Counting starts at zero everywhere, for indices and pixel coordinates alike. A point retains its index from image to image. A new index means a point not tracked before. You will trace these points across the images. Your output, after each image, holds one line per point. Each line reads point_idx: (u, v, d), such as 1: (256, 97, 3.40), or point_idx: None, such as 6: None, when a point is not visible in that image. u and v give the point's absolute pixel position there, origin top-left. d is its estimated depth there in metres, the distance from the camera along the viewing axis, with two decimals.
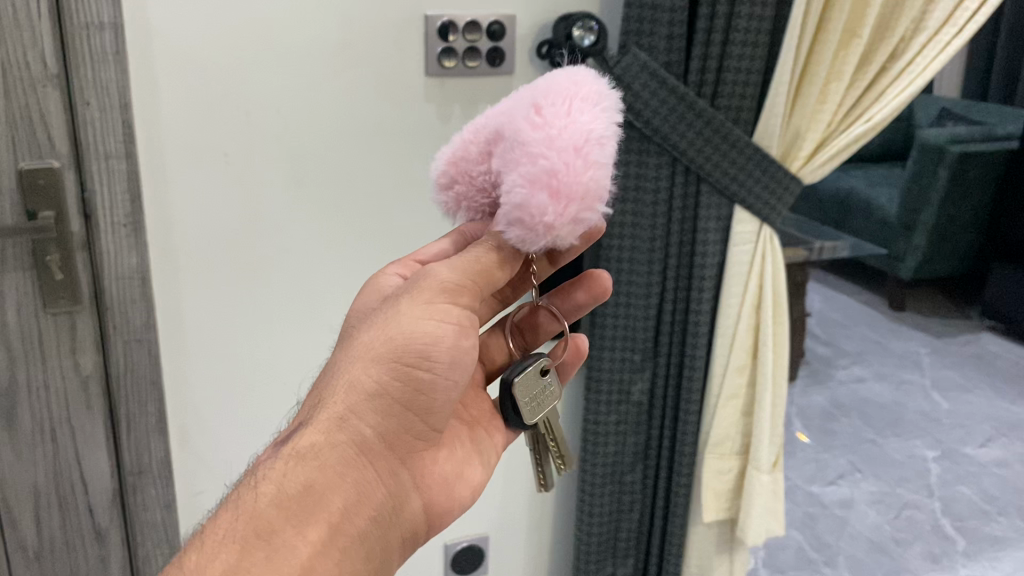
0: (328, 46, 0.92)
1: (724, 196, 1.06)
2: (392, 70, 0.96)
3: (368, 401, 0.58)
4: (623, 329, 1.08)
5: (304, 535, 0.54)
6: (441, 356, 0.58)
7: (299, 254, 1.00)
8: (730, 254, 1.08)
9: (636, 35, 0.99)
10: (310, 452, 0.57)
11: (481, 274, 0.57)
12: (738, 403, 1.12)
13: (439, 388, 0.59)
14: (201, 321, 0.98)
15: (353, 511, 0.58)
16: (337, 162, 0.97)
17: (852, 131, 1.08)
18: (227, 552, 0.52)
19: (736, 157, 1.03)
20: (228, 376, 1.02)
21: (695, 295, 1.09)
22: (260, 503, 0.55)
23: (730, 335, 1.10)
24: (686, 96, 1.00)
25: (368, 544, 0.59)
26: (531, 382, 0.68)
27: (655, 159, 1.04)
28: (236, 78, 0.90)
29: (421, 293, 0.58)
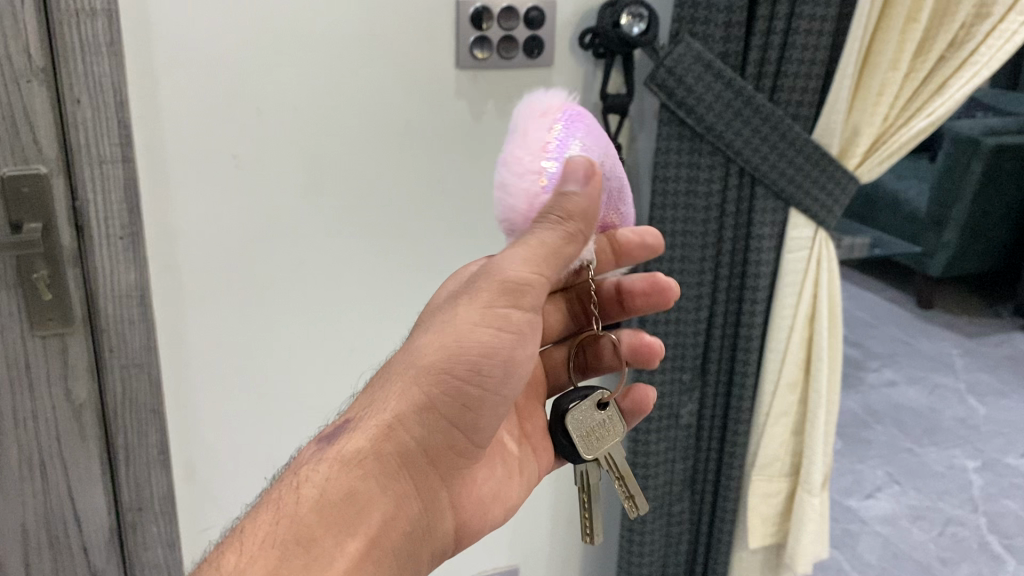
0: (351, 37, 0.82)
1: (781, 199, 0.95)
2: (423, 62, 0.85)
3: (418, 414, 0.57)
4: (670, 346, 0.99)
5: (343, 545, 0.52)
6: (495, 367, 0.56)
7: (328, 269, 0.90)
8: (784, 263, 0.97)
9: (691, 21, 0.88)
10: (355, 459, 0.55)
11: (540, 255, 0.53)
12: (789, 420, 1.03)
13: (487, 406, 0.58)
14: (214, 342, 0.89)
15: (393, 524, 0.56)
16: (357, 165, 0.87)
17: (913, 125, 0.96)
18: (267, 555, 0.49)
19: (795, 156, 0.92)
20: (244, 399, 0.92)
21: (746, 306, 0.99)
22: (301, 507, 0.52)
23: (782, 350, 0.99)
24: (742, 89, 0.89)
25: (400, 557, 0.56)
26: (587, 422, 0.60)
27: (708, 159, 0.93)
28: (250, 71, 0.80)
29: (477, 296, 0.56)
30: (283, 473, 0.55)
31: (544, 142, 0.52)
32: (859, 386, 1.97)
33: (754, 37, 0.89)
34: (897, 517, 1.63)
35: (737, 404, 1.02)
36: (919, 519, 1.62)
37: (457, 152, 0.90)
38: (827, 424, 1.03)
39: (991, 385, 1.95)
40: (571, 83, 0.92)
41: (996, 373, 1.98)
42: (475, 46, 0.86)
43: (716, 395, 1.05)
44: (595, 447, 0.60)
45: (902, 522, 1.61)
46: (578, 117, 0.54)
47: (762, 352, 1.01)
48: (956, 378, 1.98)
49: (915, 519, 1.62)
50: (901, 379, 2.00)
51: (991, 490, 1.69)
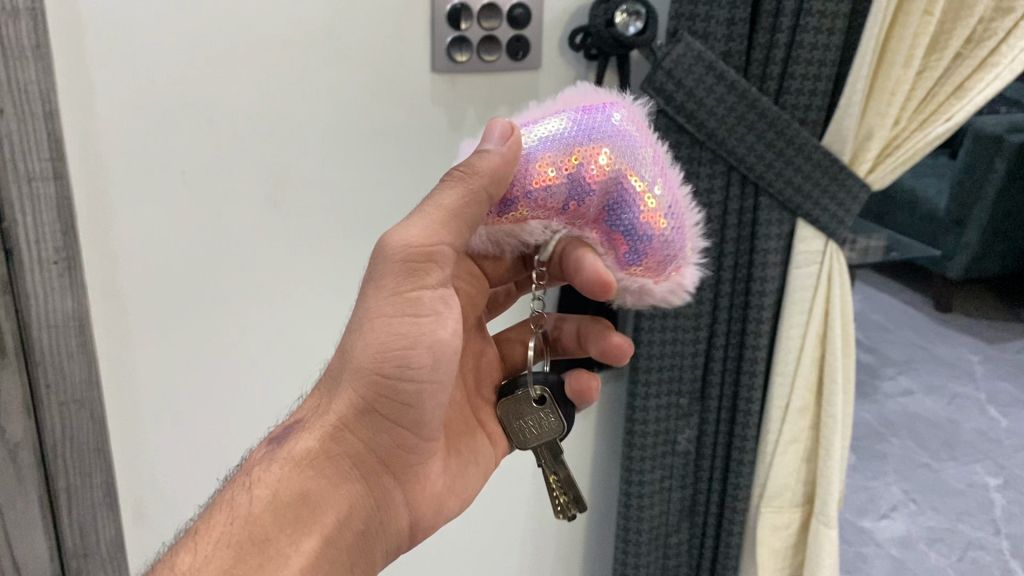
0: (312, 37, 0.73)
1: (787, 210, 0.82)
2: (392, 64, 0.77)
3: (362, 416, 0.56)
4: (666, 370, 0.86)
5: (297, 546, 0.52)
6: (423, 358, 0.54)
7: (290, 288, 0.83)
8: (791, 278, 0.84)
9: (691, 18, 0.77)
10: (305, 460, 0.55)
11: (445, 222, 0.51)
12: (800, 447, 0.89)
13: (425, 400, 0.56)
14: (167, 374, 0.81)
15: (347, 520, 0.56)
16: (319, 176, 0.79)
17: (931, 131, 0.84)
18: (222, 555, 0.50)
19: (803, 164, 0.79)
20: (200, 427, 0.85)
21: (750, 327, 0.85)
22: (253, 508, 0.52)
23: (790, 374, 0.86)
24: (745, 91, 0.77)
25: (354, 555, 0.57)
26: (529, 415, 0.62)
27: (707, 168, 0.81)
28: (201, 79, 0.72)
29: (386, 284, 0.53)
30: (237, 475, 0.55)
31: (541, 112, 0.52)
32: (873, 395, 1.85)
33: (759, 35, 0.78)
34: (914, 539, 1.53)
35: (742, 431, 0.89)
36: (938, 542, 1.53)
37: (432, 166, 0.82)
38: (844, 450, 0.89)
39: (1012, 395, 1.84)
40: (559, 86, 0.84)
41: (1017, 381, 1.87)
42: (452, 47, 0.77)
43: (717, 422, 0.91)
44: (529, 439, 0.62)
45: (920, 546, 1.52)
46: (606, 106, 0.51)
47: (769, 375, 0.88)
48: (976, 388, 1.85)
49: (932, 543, 1.53)
50: (918, 388, 1.87)
51: (1013, 510, 1.59)
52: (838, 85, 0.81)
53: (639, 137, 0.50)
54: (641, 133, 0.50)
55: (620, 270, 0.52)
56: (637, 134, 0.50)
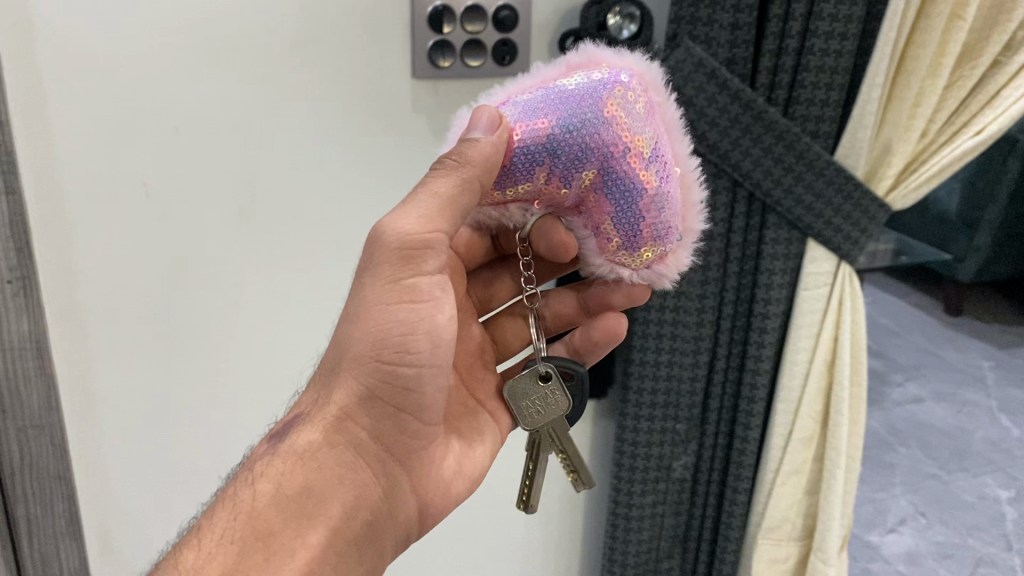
0: (283, 40, 0.69)
1: (796, 228, 0.76)
2: (369, 70, 0.72)
3: (364, 404, 0.55)
4: (662, 395, 0.82)
5: (303, 539, 0.50)
6: (421, 343, 0.53)
7: (265, 306, 0.78)
8: (798, 300, 0.78)
9: (692, 22, 0.72)
10: (308, 452, 0.53)
11: (442, 210, 0.49)
12: (802, 479, 0.84)
13: (425, 381, 0.54)
14: (136, 396, 0.77)
15: (355, 511, 0.54)
16: (294, 187, 0.74)
17: (958, 144, 0.77)
18: (225, 551, 0.48)
19: (814, 181, 0.74)
20: (172, 450, 0.80)
21: (750, 352, 0.80)
22: (257, 503, 0.51)
23: (794, 400, 0.81)
24: (749, 101, 0.72)
25: (366, 546, 0.55)
26: (532, 399, 0.60)
27: (710, 183, 0.76)
28: (163, 87, 0.67)
29: (381, 272, 0.51)
30: (240, 471, 0.54)
31: (535, 84, 0.48)
32: (882, 402, 1.78)
33: (766, 41, 0.72)
34: (923, 556, 1.48)
35: (738, 457, 0.84)
36: (946, 558, 1.47)
37: (414, 175, 0.77)
38: (846, 483, 0.84)
39: None
40: None
41: None
42: (434, 51, 0.72)
43: (714, 448, 0.87)
44: (532, 421, 0.60)
45: (929, 562, 1.46)
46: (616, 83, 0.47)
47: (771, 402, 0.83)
48: (988, 396, 1.79)
49: (942, 559, 1.47)
50: (927, 395, 1.81)
51: None
52: (853, 96, 0.75)
53: (641, 120, 0.46)
54: (642, 111, 0.47)
55: (600, 255, 0.52)
56: (639, 114, 0.47)
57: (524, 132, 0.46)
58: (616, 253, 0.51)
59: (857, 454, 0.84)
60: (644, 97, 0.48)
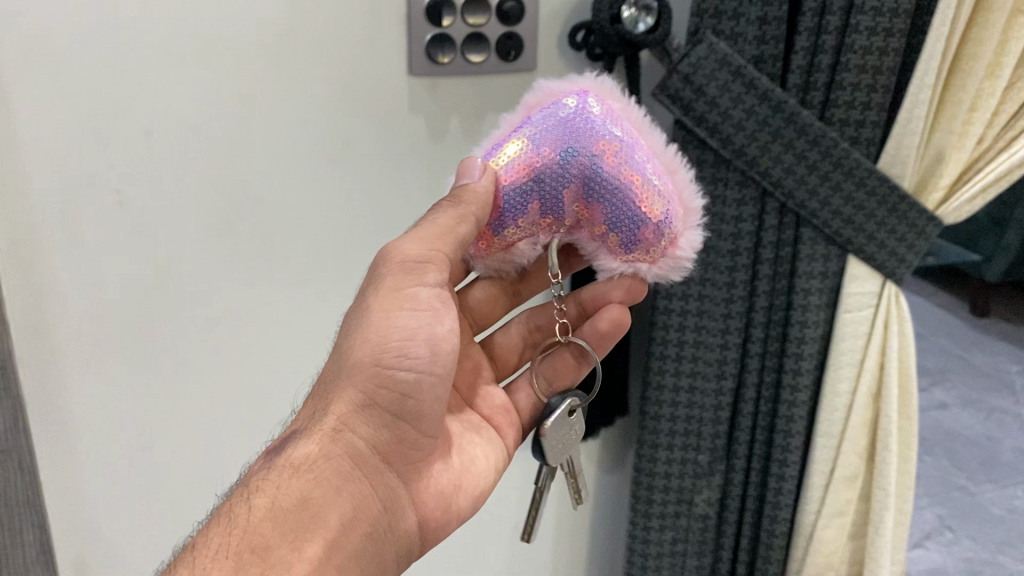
0: (271, 36, 0.63)
1: (834, 243, 0.70)
2: (364, 68, 0.66)
3: (362, 411, 0.53)
4: (683, 423, 0.76)
5: (302, 551, 0.47)
6: (419, 348, 0.52)
7: (246, 318, 0.73)
8: (838, 324, 0.72)
9: (716, 16, 0.66)
10: (304, 465, 0.50)
11: (441, 236, 0.51)
12: (846, 522, 0.77)
13: (424, 389, 0.53)
14: (113, 418, 0.72)
15: (352, 525, 0.51)
16: (280, 193, 0.69)
17: (1016, 152, 0.70)
18: (221, 564, 0.45)
19: (854, 191, 0.67)
20: (148, 470, 0.75)
21: (786, 379, 0.74)
22: (253, 516, 0.47)
23: (835, 434, 0.75)
24: (780, 102, 0.66)
25: (365, 562, 0.51)
26: (561, 436, 0.59)
27: (737, 193, 0.70)
28: (141, 87, 0.61)
29: (386, 284, 0.53)
30: (235, 488, 0.51)
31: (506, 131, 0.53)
32: None
33: (800, 36, 0.66)
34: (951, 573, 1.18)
35: (775, 498, 0.77)
36: None
37: (406, 177, 0.72)
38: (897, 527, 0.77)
39: None
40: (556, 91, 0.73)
41: None
42: (431, 47, 0.66)
43: (747, 487, 0.80)
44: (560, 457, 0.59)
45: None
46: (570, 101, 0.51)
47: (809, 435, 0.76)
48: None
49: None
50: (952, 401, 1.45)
51: None
52: (896, 99, 0.69)
53: (607, 125, 0.50)
54: (607, 119, 0.51)
55: (615, 260, 0.53)
56: (605, 123, 0.51)
57: (507, 168, 0.51)
58: (624, 249, 0.52)
59: (909, 495, 0.76)
60: (606, 108, 0.52)
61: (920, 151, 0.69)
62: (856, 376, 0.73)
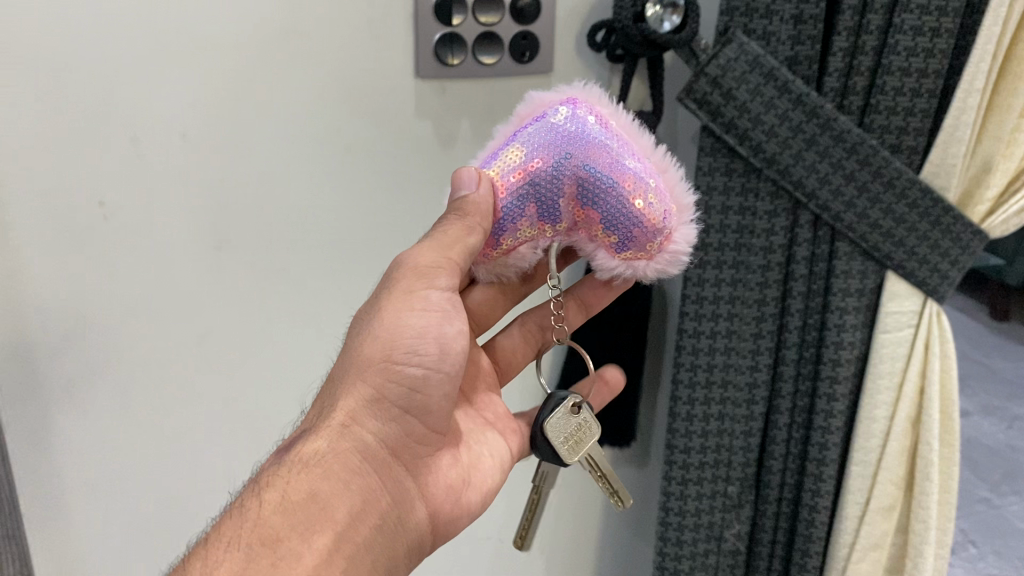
0: (269, 36, 0.57)
1: (871, 258, 0.65)
2: (366, 70, 0.61)
3: (371, 406, 0.49)
4: (713, 453, 0.71)
5: (313, 542, 0.43)
6: (430, 346, 0.49)
7: (239, 337, 0.68)
8: (875, 346, 0.67)
9: (747, 14, 0.62)
10: (314, 460, 0.46)
11: (453, 246, 0.47)
12: (883, 556, 0.71)
13: (433, 384, 0.50)
14: (96, 445, 0.66)
15: (364, 517, 0.46)
16: (276, 203, 0.64)
17: None
18: (234, 555, 0.41)
19: (894, 203, 0.62)
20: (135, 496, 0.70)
21: (819, 405, 0.68)
22: (265, 509, 0.43)
23: (870, 464, 0.69)
24: (816, 107, 0.61)
25: (377, 556, 0.47)
26: (570, 427, 0.54)
27: (768, 204, 0.65)
28: (129, 91, 0.55)
29: (397, 285, 0.49)
30: (246, 485, 0.46)
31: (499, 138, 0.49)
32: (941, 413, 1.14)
33: (838, 36, 0.61)
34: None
35: (806, 531, 0.72)
36: None
37: (412, 184, 0.67)
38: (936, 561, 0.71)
39: None
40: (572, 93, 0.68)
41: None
42: (440, 47, 0.62)
43: (778, 517, 0.75)
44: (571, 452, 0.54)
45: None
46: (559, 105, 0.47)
47: (844, 463, 0.71)
48: None
49: None
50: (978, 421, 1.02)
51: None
52: (943, 106, 0.64)
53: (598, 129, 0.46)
54: (598, 122, 0.46)
55: (613, 258, 0.48)
56: (595, 126, 0.46)
57: (502, 174, 0.47)
58: (621, 245, 0.47)
59: (949, 527, 0.70)
60: (596, 109, 0.47)
61: (965, 160, 0.64)
62: (894, 400, 0.68)
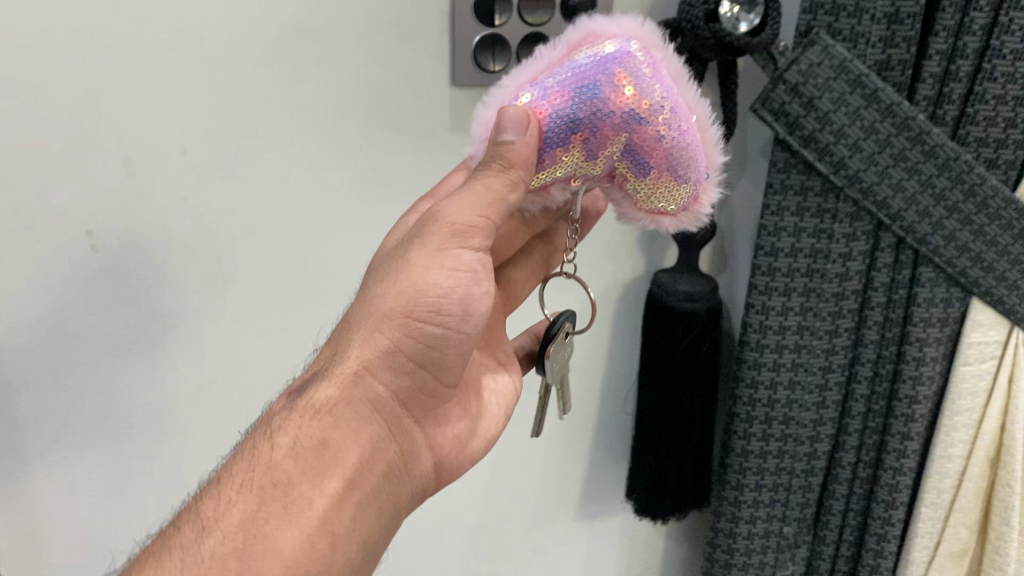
0: (283, 37, 0.53)
1: (957, 284, 0.57)
2: (397, 73, 0.57)
3: (384, 357, 0.42)
4: (769, 492, 0.64)
5: (324, 488, 0.38)
6: (453, 307, 0.41)
7: (257, 370, 0.64)
8: (953, 379, 0.59)
9: (832, 12, 0.54)
10: (323, 407, 0.40)
11: (492, 204, 0.40)
12: None
13: (452, 344, 0.43)
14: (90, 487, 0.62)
15: (374, 462, 0.41)
16: (296, 225, 0.59)
17: None
18: (244, 501, 0.37)
19: (985, 225, 0.55)
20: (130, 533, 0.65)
21: (890, 444, 0.61)
22: (275, 454, 0.39)
23: (941, 508, 0.61)
24: (907, 118, 0.54)
25: (389, 502, 0.42)
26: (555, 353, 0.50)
27: (847, 227, 0.58)
28: (123, 101, 0.52)
29: (428, 238, 0.41)
30: (255, 425, 0.42)
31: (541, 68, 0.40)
32: None
33: (935, 37, 0.53)
34: None
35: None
36: None
37: None
38: None
39: None
40: None
41: None
42: (480, 50, 0.56)
43: (836, 559, 0.68)
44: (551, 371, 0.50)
45: None
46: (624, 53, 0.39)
47: (911, 505, 0.63)
48: None
49: None
50: None
51: None
52: None
53: (661, 88, 0.39)
54: (660, 78, 0.39)
55: (635, 214, 0.44)
56: (651, 73, 0.39)
57: (553, 120, 0.39)
58: (653, 199, 0.42)
59: None
60: (653, 50, 0.40)
61: None
62: (972, 438, 0.60)
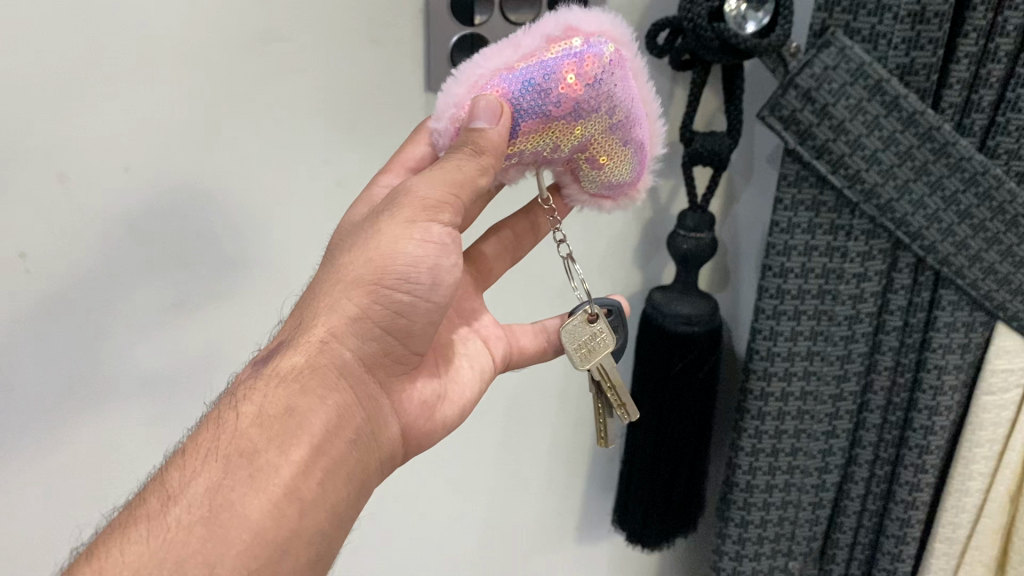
0: (241, 46, 0.45)
1: (979, 307, 0.53)
2: (373, 83, 0.49)
3: (352, 326, 0.40)
4: (775, 526, 0.60)
5: (290, 455, 0.36)
6: (422, 276, 0.39)
7: None
8: (975, 409, 0.54)
9: (850, 10, 0.49)
10: (289, 376, 0.38)
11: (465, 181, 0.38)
12: None
13: (422, 312, 0.41)
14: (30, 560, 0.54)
15: (342, 430, 0.39)
16: None
17: None
18: (210, 469, 0.35)
19: (1015, 245, 0.51)
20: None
21: (902, 476, 0.57)
22: (240, 424, 0.37)
23: (956, 544, 0.57)
24: (931, 129, 0.49)
25: (360, 470, 0.40)
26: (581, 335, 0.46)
27: (862, 244, 0.53)
28: (55, 119, 0.43)
29: (400, 209, 0.39)
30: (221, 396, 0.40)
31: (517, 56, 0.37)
32: None
33: (964, 39, 0.48)
34: None
35: None
36: None
37: None
38: None
39: None
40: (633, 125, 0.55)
41: None
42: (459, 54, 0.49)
43: None
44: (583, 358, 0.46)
45: None
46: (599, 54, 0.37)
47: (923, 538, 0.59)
48: None
49: None
50: None
51: None
52: None
53: (626, 88, 0.39)
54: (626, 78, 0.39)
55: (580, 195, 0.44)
56: (620, 73, 0.38)
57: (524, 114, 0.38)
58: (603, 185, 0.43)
59: None
60: (625, 50, 0.39)
61: None
62: (992, 475, 0.55)
